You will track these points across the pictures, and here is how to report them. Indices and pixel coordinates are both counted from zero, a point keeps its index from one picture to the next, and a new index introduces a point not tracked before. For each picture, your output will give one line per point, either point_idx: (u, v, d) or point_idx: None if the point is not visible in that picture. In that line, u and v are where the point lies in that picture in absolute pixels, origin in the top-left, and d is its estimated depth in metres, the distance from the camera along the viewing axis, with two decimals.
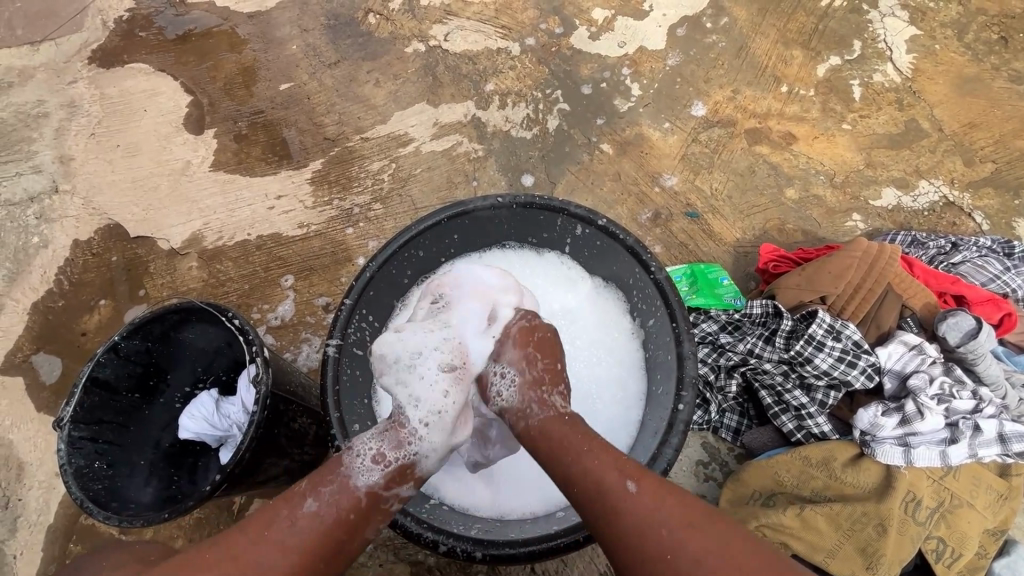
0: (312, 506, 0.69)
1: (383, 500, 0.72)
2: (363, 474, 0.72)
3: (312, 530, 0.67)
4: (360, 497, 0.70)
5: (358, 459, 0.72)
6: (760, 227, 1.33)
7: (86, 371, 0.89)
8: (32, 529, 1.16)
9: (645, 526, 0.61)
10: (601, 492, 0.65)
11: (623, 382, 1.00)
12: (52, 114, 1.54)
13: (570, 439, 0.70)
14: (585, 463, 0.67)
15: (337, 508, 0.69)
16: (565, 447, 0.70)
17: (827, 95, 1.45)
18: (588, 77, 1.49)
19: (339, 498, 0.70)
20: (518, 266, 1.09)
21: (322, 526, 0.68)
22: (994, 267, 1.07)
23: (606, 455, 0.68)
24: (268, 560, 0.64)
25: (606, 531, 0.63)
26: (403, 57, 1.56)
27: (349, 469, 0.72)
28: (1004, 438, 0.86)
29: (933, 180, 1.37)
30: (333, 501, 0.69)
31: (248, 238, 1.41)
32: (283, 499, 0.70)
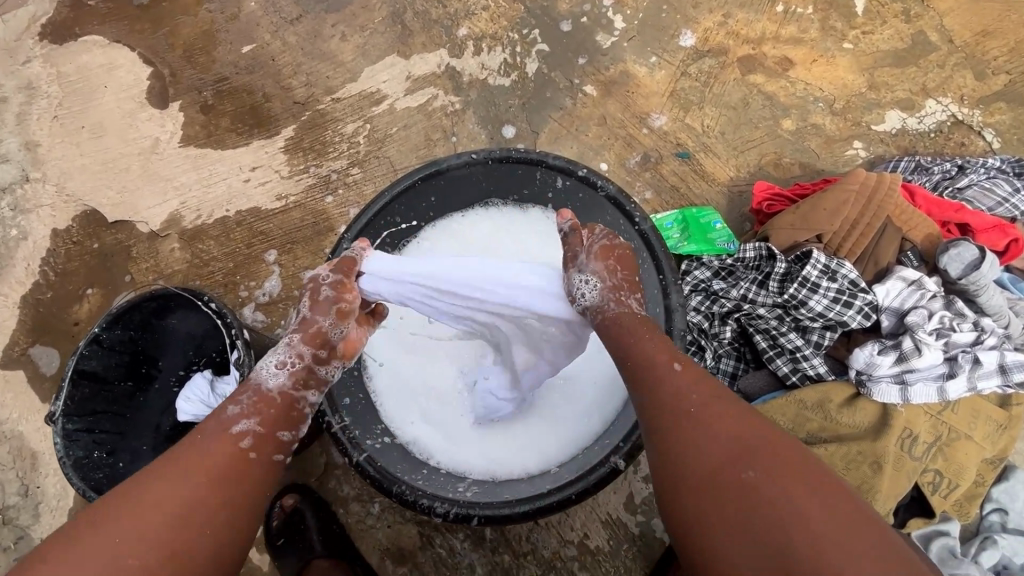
0: (234, 412, 0.71)
1: (297, 401, 0.75)
2: (271, 378, 0.74)
3: (238, 424, 0.70)
4: (274, 399, 0.74)
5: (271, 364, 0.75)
6: (755, 163, 1.26)
7: (71, 364, 0.89)
8: (55, 513, 1.20)
9: (683, 400, 0.65)
10: (645, 362, 0.69)
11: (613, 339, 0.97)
12: (9, 99, 1.47)
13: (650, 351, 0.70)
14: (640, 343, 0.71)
15: (258, 409, 0.72)
16: (624, 333, 0.72)
17: (826, 12, 1.34)
18: (568, 12, 1.38)
19: (257, 400, 0.72)
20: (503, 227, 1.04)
21: (247, 420, 0.71)
22: (1002, 190, 1.01)
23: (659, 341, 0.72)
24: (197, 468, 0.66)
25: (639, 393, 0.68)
26: (368, 5, 1.46)
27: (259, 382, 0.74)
28: (1005, 369, 0.84)
29: (941, 99, 1.28)
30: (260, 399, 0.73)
31: (227, 214, 1.38)
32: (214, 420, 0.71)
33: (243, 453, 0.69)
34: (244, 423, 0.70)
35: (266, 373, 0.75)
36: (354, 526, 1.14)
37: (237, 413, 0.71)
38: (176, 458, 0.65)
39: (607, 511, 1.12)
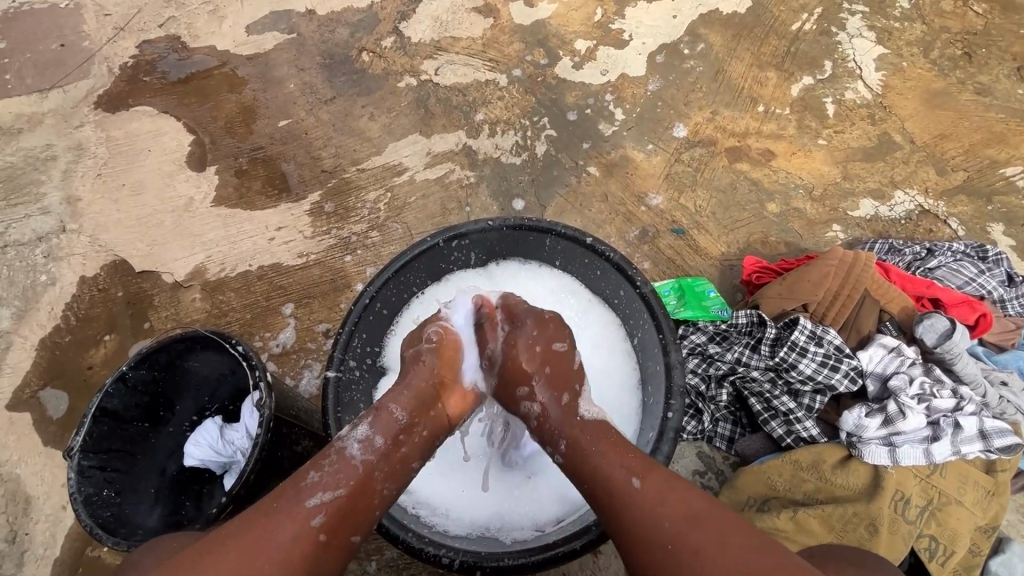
0: (314, 478, 0.71)
1: (374, 477, 0.74)
2: (355, 446, 0.75)
3: (315, 497, 0.69)
4: (356, 471, 0.73)
5: (348, 433, 0.76)
6: (744, 241, 1.38)
7: (95, 402, 0.91)
8: (39, 564, 1.16)
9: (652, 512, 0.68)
10: (613, 495, 0.71)
11: (620, 403, 1.00)
12: (60, 157, 1.60)
13: (585, 442, 0.77)
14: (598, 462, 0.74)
15: (336, 479, 0.71)
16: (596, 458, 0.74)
17: (802, 113, 1.52)
18: (574, 104, 1.56)
19: (339, 470, 0.72)
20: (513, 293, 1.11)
21: (324, 495, 0.70)
22: (969, 270, 1.10)
23: (616, 453, 0.74)
24: (282, 529, 0.66)
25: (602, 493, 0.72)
26: (396, 91, 1.64)
27: (342, 441, 0.75)
28: (986, 434, 0.88)
29: (909, 191, 1.42)
30: (373, 433, 0.76)
31: (249, 269, 1.46)
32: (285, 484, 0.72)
33: (314, 530, 0.67)
34: (319, 497, 0.69)
35: (353, 444, 0.75)
36: None
37: (317, 483, 0.70)
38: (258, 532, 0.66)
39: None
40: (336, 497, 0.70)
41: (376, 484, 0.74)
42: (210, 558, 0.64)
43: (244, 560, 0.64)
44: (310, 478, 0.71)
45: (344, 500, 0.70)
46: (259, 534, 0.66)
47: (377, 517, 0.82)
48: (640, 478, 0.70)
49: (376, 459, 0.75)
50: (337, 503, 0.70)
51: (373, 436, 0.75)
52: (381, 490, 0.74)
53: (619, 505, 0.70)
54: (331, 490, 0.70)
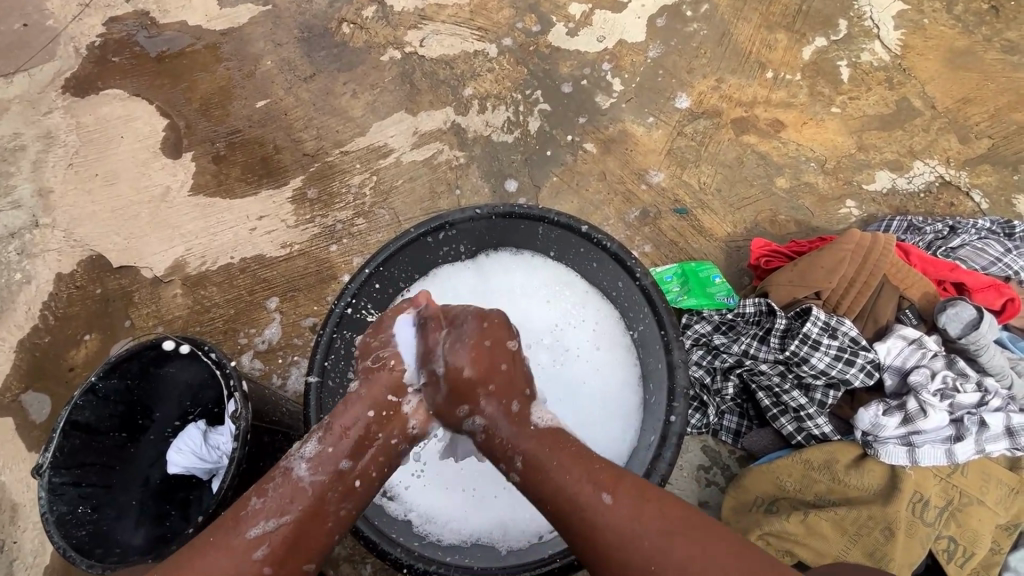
0: (256, 504, 0.68)
1: (327, 498, 0.69)
2: (302, 465, 0.70)
3: (257, 526, 0.66)
4: (305, 493, 0.68)
5: (297, 452, 0.71)
6: (752, 220, 1.31)
7: (64, 415, 0.87)
8: (31, 571, 1.14)
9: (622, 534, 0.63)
10: (577, 507, 0.65)
11: (617, 402, 0.95)
12: (28, 147, 1.52)
13: (541, 450, 0.70)
14: (559, 479, 0.67)
15: (281, 503, 0.67)
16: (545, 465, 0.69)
17: (814, 79, 1.41)
18: (569, 75, 1.46)
19: (284, 494, 0.68)
20: (503, 285, 1.04)
21: (267, 522, 0.66)
22: (995, 250, 1.03)
23: (578, 466, 0.68)
24: (221, 561, 0.64)
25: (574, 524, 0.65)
26: (379, 66, 1.53)
27: (290, 461, 0.70)
28: (1013, 432, 0.84)
29: (928, 161, 1.33)
30: (322, 453, 0.70)
31: (231, 261, 1.39)
32: (231, 510, 0.69)
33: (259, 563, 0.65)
34: (262, 527, 0.66)
35: (298, 461, 0.70)
36: None
37: (259, 511, 0.67)
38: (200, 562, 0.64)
39: None
40: (280, 525, 0.66)
41: (330, 505, 0.69)
42: None
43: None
44: (254, 505, 0.68)
45: (290, 529, 0.67)
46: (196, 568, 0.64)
47: (363, 531, 0.78)
48: (613, 491, 0.65)
49: (329, 480, 0.69)
50: (280, 533, 0.66)
51: (322, 455, 0.70)
52: (334, 512, 0.69)
53: (590, 527, 0.64)
54: (275, 518, 0.67)
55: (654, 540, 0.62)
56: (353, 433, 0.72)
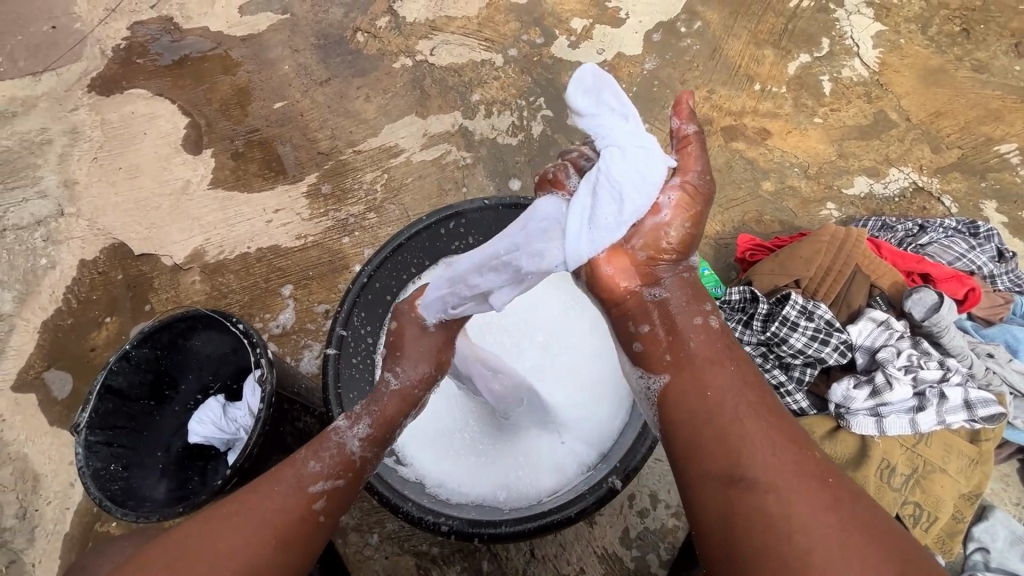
0: (314, 467, 0.72)
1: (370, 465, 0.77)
2: (351, 438, 0.77)
3: (318, 482, 0.70)
4: (354, 460, 0.75)
5: (348, 430, 0.78)
6: (739, 219, 1.40)
7: (100, 379, 0.93)
8: (50, 538, 1.19)
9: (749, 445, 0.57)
10: (707, 400, 0.62)
11: (604, 389, 1.01)
12: (56, 141, 1.60)
13: (701, 348, 0.67)
14: (703, 375, 0.64)
15: (336, 466, 0.73)
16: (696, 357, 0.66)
17: (798, 92, 1.52)
18: (570, 84, 1.56)
19: (337, 459, 0.74)
20: None
21: (325, 480, 0.71)
22: (960, 246, 1.12)
23: (733, 373, 0.64)
24: (286, 504, 0.67)
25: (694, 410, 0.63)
26: (391, 72, 1.63)
27: (342, 436, 0.77)
28: (971, 404, 0.91)
29: (903, 168, 1.43)
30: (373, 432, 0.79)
31: (248, 251, 1.47)
32: (282, 465, 0.71)
33: (316, 514, 0.68)
34: (322, 484, 0.70)
35: (349, 435, 0.77)
36: (351, 557, 1.13)
37: (318, 472, 0.71)
38: (260, 507, 0.65)
39: (602, 544, 1.15)
40: (337, 486, 0.72)
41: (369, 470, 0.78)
42: (224, 523, 0.62)
43: (255, 516, 0.64)
44: (310, 467, 0.72)
45: (345, 489, 0.72)
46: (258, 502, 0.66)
47: (377, 486, 0.85)
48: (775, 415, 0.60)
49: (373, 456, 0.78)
50: (338, 492, 0.72)
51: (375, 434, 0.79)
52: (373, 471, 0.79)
53: (721, 418, 0.60)
54: (332, 479, 0.72)
55: (792, 473, 0.55)
56: (395, 417, 0.83)
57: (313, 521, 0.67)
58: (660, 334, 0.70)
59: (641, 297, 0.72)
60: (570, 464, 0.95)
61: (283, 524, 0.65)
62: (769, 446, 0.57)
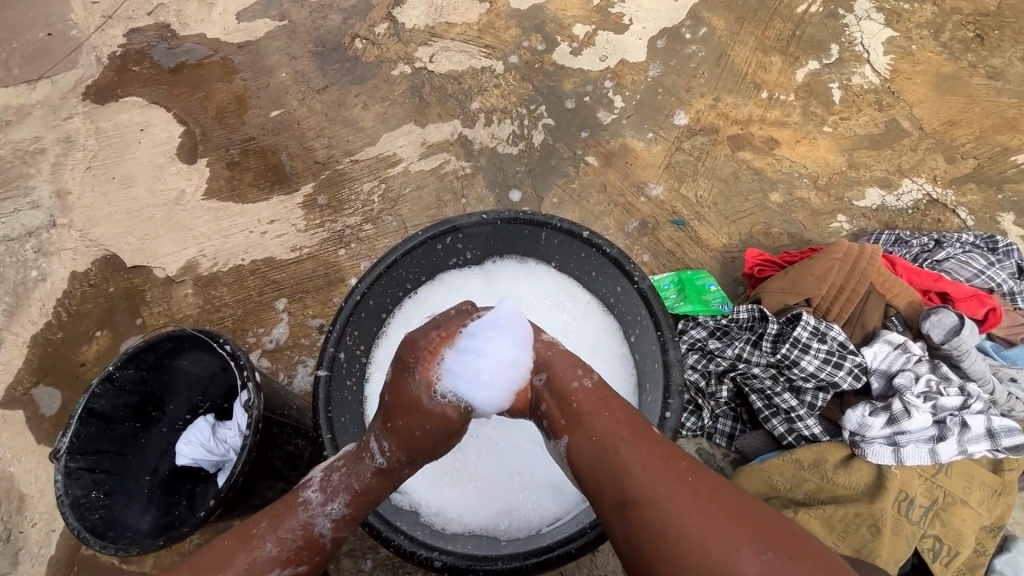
0: (270, 552, 0.67)
1: (337, 546, 0.71)
2: (320, 520, 0.69)
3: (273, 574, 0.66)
4: (321, 544, 0.69)
5: (320, 508, 0.70)
6: (746, 232, 1.36)
7: (82, 402, 0.90)
8: (35, 561, 1.16)
9: (643, 476, 0.61)
10: (602, 445, 0.65)
11: None
12: (49, 150, 1.57)
13: (591, 400, 0.70)
14: (593, 424, 0.67)
15: (296, 553, 0.68)
16: (583, 409, 0.69)
17: (807, 99, 1.48)
18: (572, 92, 1.52)
19: (300, 545, 0.68)
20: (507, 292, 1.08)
21: (281, 572, 0.67)
22: (978, 262, 1.08)
23: (618, 414, 0.67)
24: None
25: (592, 464, 0.65)
26: (390, 79, 1.60)
27: (311, 515, 0.69)
28: (994, 434, 0.88)
29: (916, 179, 1.39)
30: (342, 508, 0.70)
31: (242, 263, 1.44)
32: (241, 538, 0.67)
33: None
34: (276, 574, 0.66)
35: (318, 518, 0.69)
36: None
37: (273, 560, 0.66)
38: None
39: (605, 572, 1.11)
40: (295, 575, 0.67)
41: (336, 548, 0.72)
42: None
43: None
44: (268, 551, 0.67)
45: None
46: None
47: (366, 518, 0.81)
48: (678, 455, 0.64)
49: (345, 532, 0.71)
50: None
51: (349, 518, 0.70)
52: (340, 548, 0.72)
53: (615, 459, 0.63)
54: (293, 568, 0.67)
55: (692, 502, 0.58)
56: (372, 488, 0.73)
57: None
58: (555, 406, 0.72)
59: (532, 385, 0.76)
60: (571, 488, 0.91)
61: None
62: (659, 476, 0.60)
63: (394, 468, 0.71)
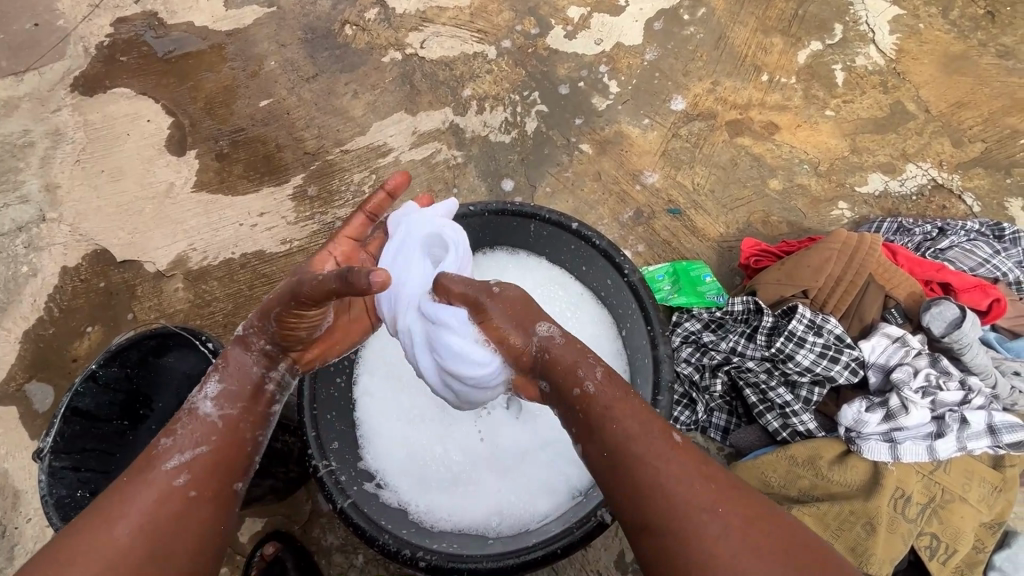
0: (176, 452, 0.68)
1: (241, 423, 0.73)
2: (203, 402, 0.72)
3: (175, 457, 0.67)
4: (218, 422, 0.71)
5: (200, 396, 0.73)
6: (745, 220, 1.32)
7: (64, 402, 0.89)
8: (31, 557, 1.18)
9: (673, 485, 0.60)
10: (628, 448, 0.63)
11: None
12: (37, 143, 1.55)
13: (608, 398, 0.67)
14: (614, 422, 0.65)
15: (194, 437, 0.69)
16: (598, 410, 0.66)
17: (809, 82, 1.43)
18: (566, 77, 1.48)
19: (192, 429, 0.70)
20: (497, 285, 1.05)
21: (182, 454, 0.68)
22: (983, 251, 1.06)
23: (638, 413, 0.66)
24: (144, 496, 0.64)
25: (619, 464, 0.63)
26: (380, 67, 1.56)
27: (193, 403, 0.72)
28: (995, 430, 0.89)
29: (921, 164, 1.34)
30: (225, 391, 0.74)
31: (232, 257, 1.42)
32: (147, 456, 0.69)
33: (181, 491, 0.66)
34: (178, 459, 0.68)
35: (205, 403, 0.72)
36: None
37: (171, 447, 0.68)
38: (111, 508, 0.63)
39: (596, 568, 1.10)
40: (197, 455, 0.69)
41: (245, 433, 0.73)
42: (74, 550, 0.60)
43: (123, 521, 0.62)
44: (164, 444, 0.69)
45: (209, 456, 0.69)
46: (118, 509, 0.63)
47: (351, 516, 0.80)
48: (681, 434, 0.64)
49: (239, 413, 0.73)
50: (200, 461, 0.68)
51: (227, 388, 0.74)
52: (251, 439, 0.73)
53: (643, 465, 0.62)
54: (191, 449, 0.69)
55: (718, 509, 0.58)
56: (251, 372, 0.76)
57: (181, 499, 0.65)
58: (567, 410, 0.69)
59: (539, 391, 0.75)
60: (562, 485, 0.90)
61: (135, 524, 0.62)
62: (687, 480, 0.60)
63: (225, 417, 0.72)
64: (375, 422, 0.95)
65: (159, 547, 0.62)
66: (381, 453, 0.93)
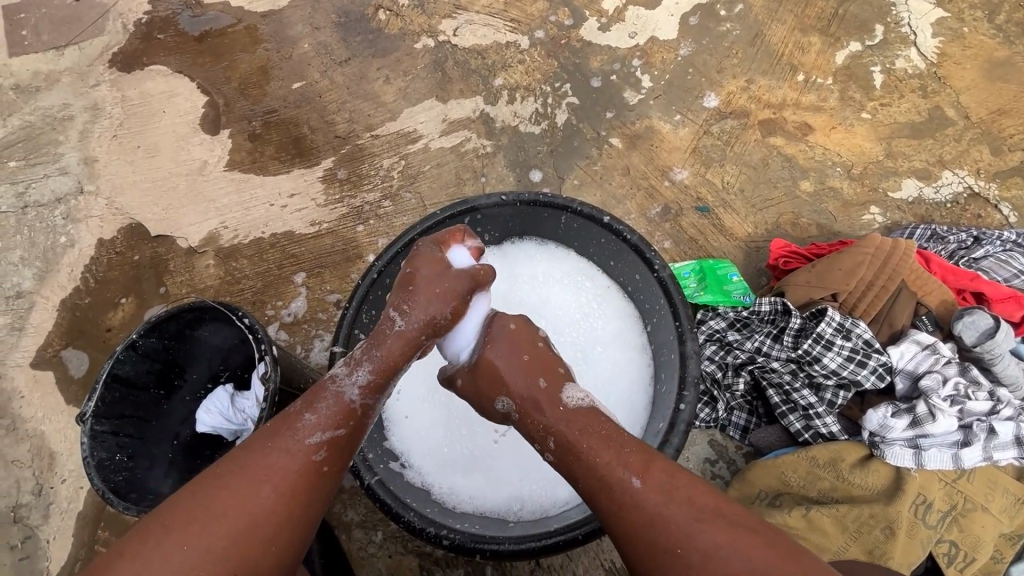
0: (313, 434, 0.69)
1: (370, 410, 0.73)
2: (349, 386, 0.72)
3: (314, 437, 0.68)
4: (355, 409, 0.71)
5: (346, 377, 0.72)
6: (773, 221, 1.32)
7: (106, 368, 0.92)
8: (64, 516, 1.23)
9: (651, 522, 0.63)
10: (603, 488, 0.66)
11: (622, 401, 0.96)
12: (76, 117, 1.58)
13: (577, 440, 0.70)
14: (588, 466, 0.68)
15: (336, 417, 0.70)
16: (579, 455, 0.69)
17: (845, 84, 1.41)
18: (598, 70, 1.47)
19: (333, 410, 0.70)
20: (526, 273, 1.06)
21: (322, 436, 0.69)
22: (1019, 263, 1.05)
23: (610, 451, 0.68)
24: (282, 464, 0.67)
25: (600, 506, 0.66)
26: (412, 53, 1.57)
27: (340, 385, 0.72)
28: (1021, 441, 0.89)
29: (958, 171, 1.32)
30: (372, 381, 0.72)
31: (262, 236, 1.45)
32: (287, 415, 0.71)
33: (315, 466, 0.68)
34: (319, 436, 0.69)
35: (346, 384, 0.72)
36: (355, 553, 1.12)
37: (316, 424, 0.69)
38: (244, 472, 0.66)
39: (609, 558, 1.12)
40: (337, 437, 0.69)
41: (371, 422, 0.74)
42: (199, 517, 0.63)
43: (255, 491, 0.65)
44: (306, 419, 0.70)
45: (344, 438, 0.70)
46: (252, 476, 0.66)
47: (379, 493, 0.82)
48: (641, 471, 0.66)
49: (377, 403, 0.73)
50: (338, 441, 0.70)
51: (375, 381, 0.72)
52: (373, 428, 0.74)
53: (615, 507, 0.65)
54: (331, 429, 0.70)
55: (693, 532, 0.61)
56: (400, 364, 0.75)
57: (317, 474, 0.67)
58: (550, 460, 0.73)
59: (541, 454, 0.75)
60: None
61: (272, 492, 0.65)
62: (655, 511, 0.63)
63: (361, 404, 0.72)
64: (401, 403, 0.98)
65: (284, 521, 0.65)
66: (407, 433, 0.96)
